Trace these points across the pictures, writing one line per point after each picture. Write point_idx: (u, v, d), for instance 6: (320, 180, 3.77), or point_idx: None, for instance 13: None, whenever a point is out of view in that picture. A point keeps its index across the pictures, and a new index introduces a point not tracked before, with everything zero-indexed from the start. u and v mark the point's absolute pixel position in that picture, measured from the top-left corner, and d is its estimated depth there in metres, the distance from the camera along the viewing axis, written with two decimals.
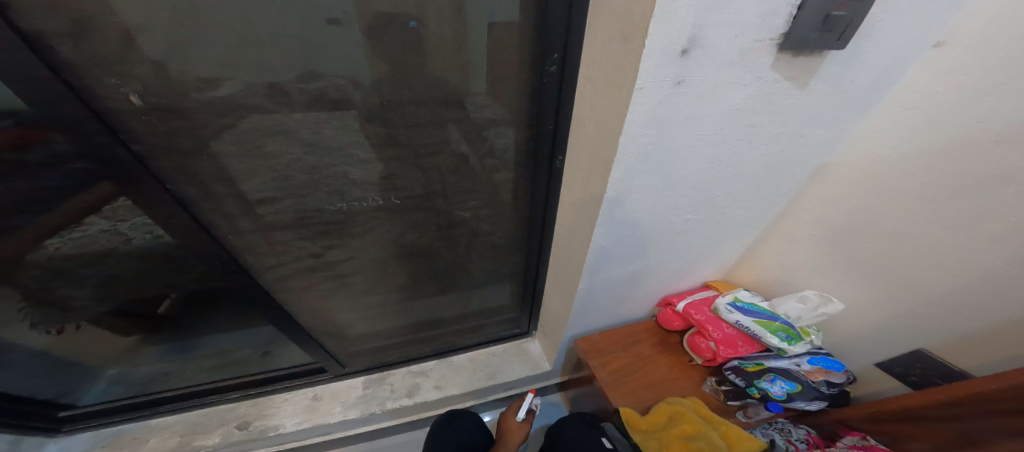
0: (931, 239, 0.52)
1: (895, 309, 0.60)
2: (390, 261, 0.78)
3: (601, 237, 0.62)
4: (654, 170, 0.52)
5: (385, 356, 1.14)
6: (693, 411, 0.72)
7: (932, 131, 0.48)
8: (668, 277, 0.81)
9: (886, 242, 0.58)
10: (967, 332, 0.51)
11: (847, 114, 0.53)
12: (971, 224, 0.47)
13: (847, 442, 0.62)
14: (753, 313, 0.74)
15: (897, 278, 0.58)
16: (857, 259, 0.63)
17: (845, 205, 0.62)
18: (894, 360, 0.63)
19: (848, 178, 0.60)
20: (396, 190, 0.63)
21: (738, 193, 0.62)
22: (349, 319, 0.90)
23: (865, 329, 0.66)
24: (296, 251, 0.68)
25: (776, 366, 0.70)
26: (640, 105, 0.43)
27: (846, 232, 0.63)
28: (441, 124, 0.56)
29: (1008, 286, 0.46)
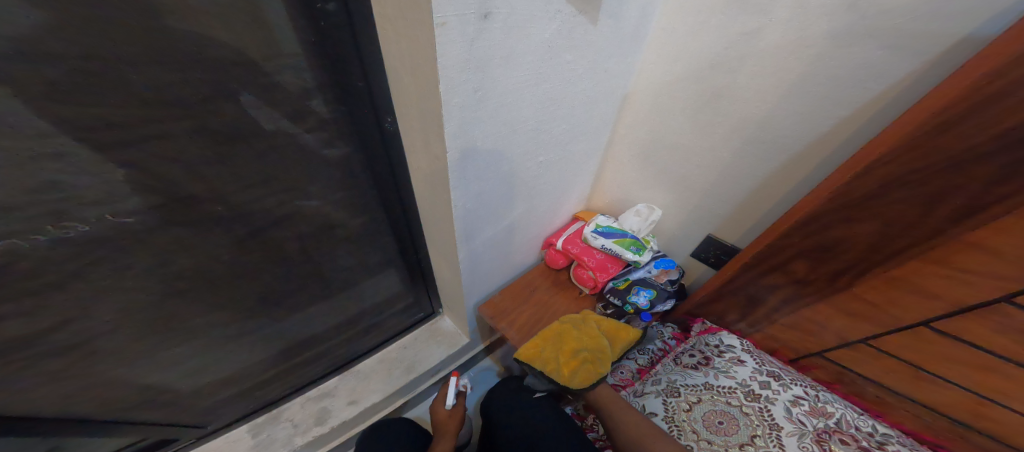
0: (705, 146, 0.63)
1: (690, 205, 0.73)
2: (210, 284, 0.60)
3: (461, 200, 0.58)
4: (490, 118, 0.49)
5: (268, 393, 0.95)
6: (581, 325, 0.80)
7: (686, 60, 0.57)
8: (537, 223, 0.84)
9: (677, 155, 0.68)
10: (727, 213, 0.68)
11: (631, 46, 0.58)
12: (711, 129, 0.61)
13: (697, 330, 0.77)
14: (612, 235, 0.82)
15: (688, 182, 0.70)
16: (661, 170, 0.73)
17: (645, 128, 0.70)
18: (697, 248, 0.78)
19: (642, 105, 0.68)
20: (164, 197, 0.45)
21: (574, 129, 0.64)
22: (185, 368, 0.70)
23: (676, 226, 0.79)
24: (20, 317, 0.45)
25: (637, 277, 0.81)
26: (450, 45, 0.37)
27: (649, 151, 0.72)
28: (202, 96, 0.40)
29: (740, 172, 0.61)
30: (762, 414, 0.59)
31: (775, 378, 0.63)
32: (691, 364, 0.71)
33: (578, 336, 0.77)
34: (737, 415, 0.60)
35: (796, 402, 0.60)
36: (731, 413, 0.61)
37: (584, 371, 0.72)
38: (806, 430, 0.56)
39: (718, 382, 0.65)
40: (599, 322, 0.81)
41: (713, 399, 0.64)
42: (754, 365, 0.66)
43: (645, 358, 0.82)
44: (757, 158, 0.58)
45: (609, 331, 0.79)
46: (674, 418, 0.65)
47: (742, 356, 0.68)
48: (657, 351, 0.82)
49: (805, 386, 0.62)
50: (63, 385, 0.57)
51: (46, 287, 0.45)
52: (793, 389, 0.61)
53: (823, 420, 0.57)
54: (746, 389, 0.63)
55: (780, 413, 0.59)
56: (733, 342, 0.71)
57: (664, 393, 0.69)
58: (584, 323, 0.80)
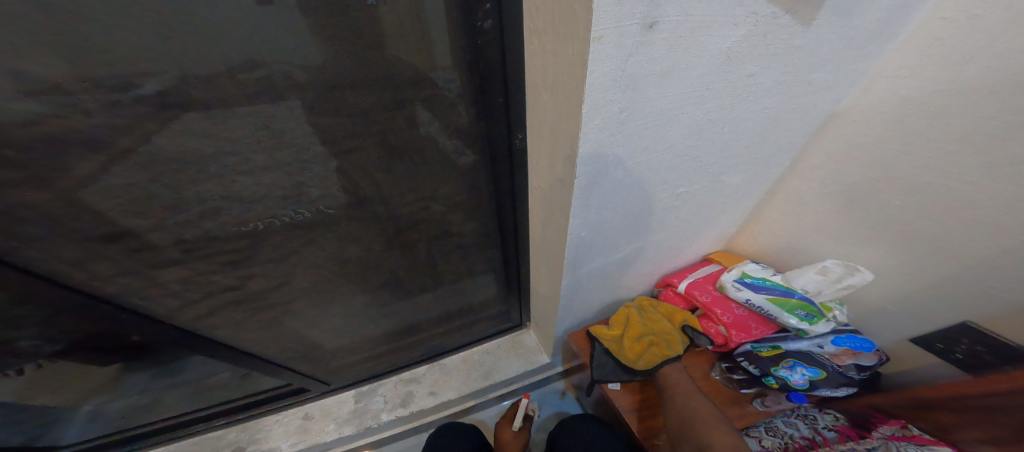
0: (968, 191, 0.43)
1: (934, 278, 0.50)
2: (352, 272, 0.69)
3: (578, 228, 0.53)
4: (634, 140, 0.43)
5: (373, 367, 1.07)
6: (641, 309, 0.78)
7: (981, 65, 0.39)
8: (661, 256, 0.73)
9: (920, 202, 0.48)
10: (1016, 299, 0.43)
11: (863, 53, 0.44)
12: (998, 170, 0.40)
13: (885, 433, 0.55)
14: (766, 289, 0.65)
15: (930, 239, 0.49)
16: (883, 218, 0.53)
17: (863, 155, 0.52)
18: (932, 335, 0.53)
19: (869, 126, 0.50)
20: (334, 195, 0.52)
21: (743, 152, 0.52)
22: (324, 339, 0.83)
23: (896, 299, 0.56)
24: (245, 282, 0.60)
25: (793, 349, 0.62)
26: (605, 63, 0.33)
27: (867, 189, 0.54)
28: (370, 114, 0.45)
29: None
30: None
31: None
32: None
33: (639, 319, 0.75)
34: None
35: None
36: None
37: (651, 353, 0.70)
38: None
39: None
40: (656, 304, 0.78)
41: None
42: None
43: (776, 442, 0.63)
44: None
45: (671, 313, 0.75)
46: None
47: None
48: (798, 439, 0.62)
49: None
50: (256, 336, 0.72)
51: (257, 261, 0.57)
52: None
53: None
54: None
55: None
56: None
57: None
58: (643, 308, 0.78)
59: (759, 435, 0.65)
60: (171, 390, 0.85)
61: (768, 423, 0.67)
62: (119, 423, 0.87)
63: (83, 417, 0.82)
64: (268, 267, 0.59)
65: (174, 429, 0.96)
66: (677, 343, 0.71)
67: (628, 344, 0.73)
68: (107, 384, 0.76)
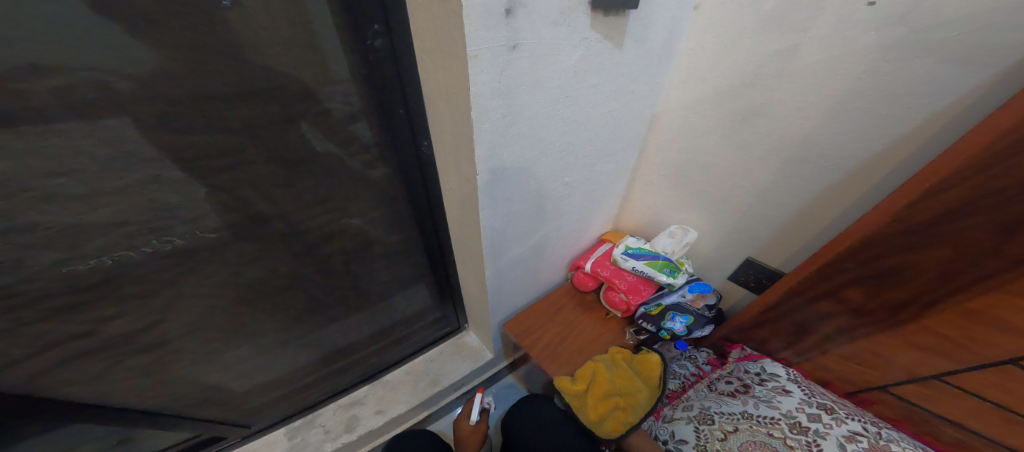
0: (726, 162, 0.61)
1: (726, 228, 0.69)
2: (260, 297, 0.64)
3: (489, 220, 0.59)
4: (519, 140, 0.51)
5: (303, 398, 0.99)
6: (613, 366, 0.78)
7: (716, 79, 0.55)
8: (566, 240, 0.83)
9: (709, 178, 0.65)
10: (771, 237, 0.62)
11: (651, 71, 0.57)
12: (748, 149, 0.57)
13: (735, 356, 0.72)
14: (643, 256, 0.79)
15: (718, 202, 0.67)
16: (693, 192, 0.70)
17: (674, 147, 0.67)
18: (737, 271, 0.72)
19: (674, 126, 0.65)
20: (224, 215, 0.49)
21: (598, 150, 0.64)
22: (235, 374, 0.75)
23: (712, 246, 0.74)
24: (107, 324, 0.51)
25: (671, 303, 0.77)
26: (482, 75, 0.39)
27: (678, 169, 0.69)
28: (265, 125, 0.44)
29: (779, 193, 0.57)
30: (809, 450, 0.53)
31: (828, 411, 0.55)
32: (727, 391, 0.66)
33: (610, 379, 0.76)
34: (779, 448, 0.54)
35: (853, 439, 0.51)
36: (773, 446, 0.55)
37: (615, 418, 0.73)
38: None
39: (757, 411, 0.60)
40: (630, 360, 0.78)
41: (751, 429, 0.58)
42: (802, 396, 0.59)
43: (676, 383, 0.77)
44: (800, 180, 0.53)
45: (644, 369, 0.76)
46: (707, 446, 0.61)
47: (788, 385, 0.61)
48: (688, 377, 0.77)
49: (866, 422, 0.53)
50: (141, 383, 0.63)
51: (131, 298, 0.50)
52: (850, 424, 0.53)
53: None
54: (791, 421, 0.56)
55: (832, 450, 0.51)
56: (779, 370, 0.65)
57: (696, 420, 0.66)
58: (616, 364, 0.78)
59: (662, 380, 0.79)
60: None
61: (669, 368, 0.81)
62: None
63: None
64: (151, 300, 0.52)
65: None
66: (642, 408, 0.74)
67: (594, 404, 0.74)
68: None
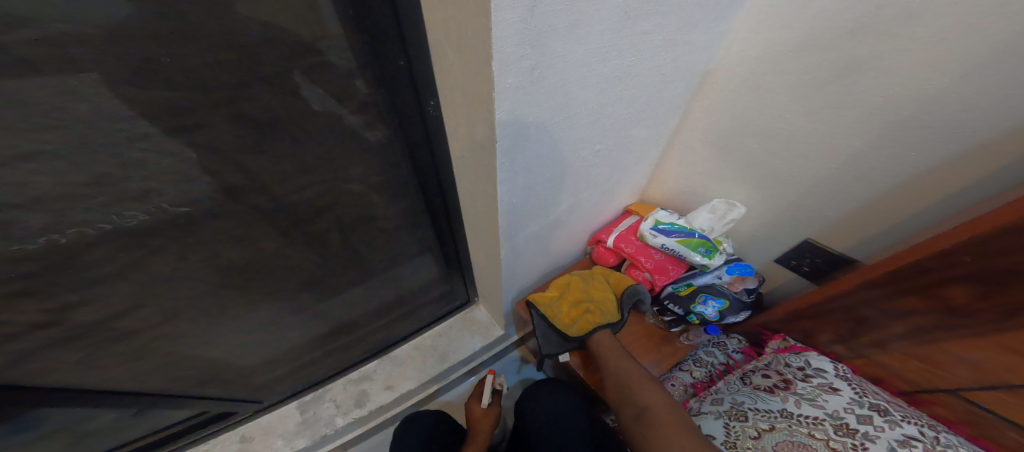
0: (793, 129, 0.51)
1: (783, 206, 0.60)
2: (249, 276, 0.58)
3: (507, 194, 0.51)
4: (547, 99, 0.42)
5: (310, 373, 0.97)
6: (588, 278, 0.79)
7: (800, 26, 0.44)
8: (589, 213, 0.76)
9: (768, 147, 0.56)
10: (839, 216, 0.54)
11: (715, 14, 0.46)
12: (826, 113, 0.47)
13: (774, 347, 0.68)
14: (676, 232, 0.70)
15: (774, 175, 0.58)
16: (745, 163, 0.61)
17: (728, 111, 0.57)
18: (787, 253, 0.65)
19: (731, 85, 0.55)
20: (191, 190, 0.41)
21: (636, 113, 0.55)
22: (232, 352, 0.72)
23: (761, 225, 0.66)
24: (73, 309, 0.46)
25: (703, 284, 0.70)
26: (509, 12, 0.29)
27: (730, 136, 0.60)
28: (228, 85, 0.34)
29: (863, 167, 0.47)
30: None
31: (879, 412, 0.52)
32: (764, 386, 0.63)
33: (583, 288, 0.77)
34: (820, 450, 0.51)
35: (905, 444, 0.48)
36: (813, 446, 0.52)
37: (585, 320, 0.73)
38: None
39: (799, 411, 0.56)
40: (607, 274, 0.79)
41: (790, 429, 0.55)
42: (851, 396, 0.55)
43: (703, 373, 0.76)
44: (904, 151, 0.43)
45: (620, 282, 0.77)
46: (738, 444, 0.58)
47: (837, 383, 0.57)
48: (717, 366, 0.76)
49: (922, 426, 0.49)
50: (130, 366, 0.59)
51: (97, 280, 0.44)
52: (904, 428, 0.49)
53: None
54: (837, 422, 0.53)
55: None
56: (826, 366, 0.60)
57: (727, 416, 0.63)
58: (592, 276, 0.79)
59: (690, 368, 0.77)
60: None
61: (695, 355, 0.79)
62: None
63: None
64: (122, 279, 0.46)
65: None
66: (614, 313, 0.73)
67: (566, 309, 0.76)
68: None
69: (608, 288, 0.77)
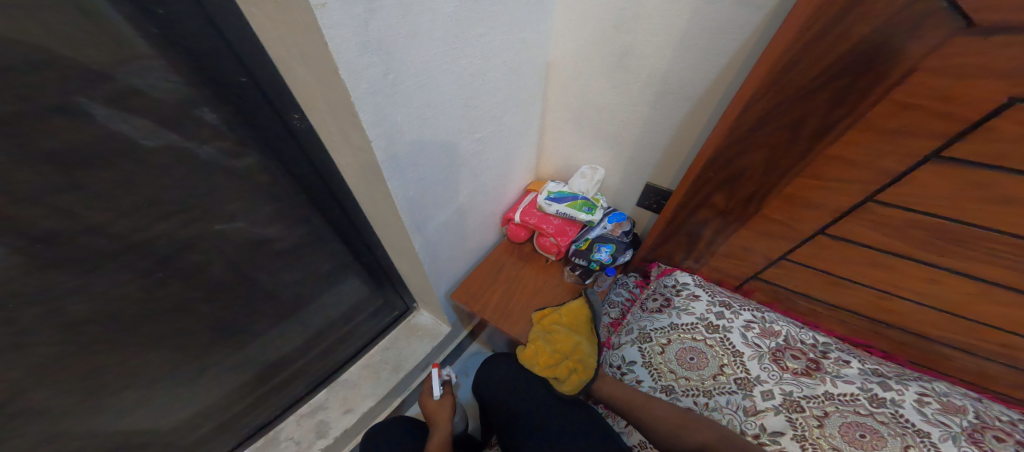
0: (613, 102, 0.66)
1: (626, 160, 0.75)
2: (137, 324, 0.55)
3: (401, 189, 0.58)
4: (409, 100, 0.49)
5: (246, 423, 0.91)
6: (547, 333, 0.82)
7: (593, 22, 0.58)
8: (491, 197, 0.85)
9: (605, 117, 0.70)
10: (658, 161, 0.70)
11: (532, 17, 0.58)
12: (627, 86, 0.62)
13: (655, 272, 0.85)
14: (565, 199, 0.84)
15: (614, 138, 0.73)
16: (595, 132, 0.75)
17: (571, 91, 0.70)
18: (642, 198, 0.80)
19: (566, 72, 0.68)
20: (39, 235, 0.40)
21: (504, 101, 0.65)
22: (142, 410, 0.67)
23: (619, 180, 0.82)
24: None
25: (596, 236, 0.85)
26: (342, 28, 0.35)
27: (579, 112, 0.73)
28: (59, 114, 0.35)
29: (659, 123, 0.63)
30: (724, 344, 0.68)
31: (728, 307, 0.72)
32: (655, 309, 0.79)
33: (552, 346, 0.81)
34: (704, 348, 0.69)
35: (749, 327, 0.69)
36: (697, 346, 0.70)
37: (574, 379, 0.78)
38: (763, 351, 0.66)
39: (681, 320, 0.74)
40: (558, 321, 0.83)
41: (681, 338, 0.72)
42: (708, 298, 0.74)
43: (616, 311, 0.89)
44: (671, 109, 0.60)
45: (572, 320, 0.83)
46: (652, 362, 0.73)
47: (697, 290, 0.76)
48: (624, 302, 0.90)
49: (754, 310, 0.72)
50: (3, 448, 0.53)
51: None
52: (744, 315, 0.71)
53: (774, 339, 0.68)
54: (706, 322, 0.72)
55: (737, 339, 0.68)
56: (688, 279, 0.79)
57: (638, 340, 0.76)
58: (550, 331, 0.82)
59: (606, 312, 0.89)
60: None
61: (608, 298, 0.92)
62: None
63: None
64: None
65: None
66: (589, 355, 0.79)
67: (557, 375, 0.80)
68: None
69: (567, 334, 0.81)
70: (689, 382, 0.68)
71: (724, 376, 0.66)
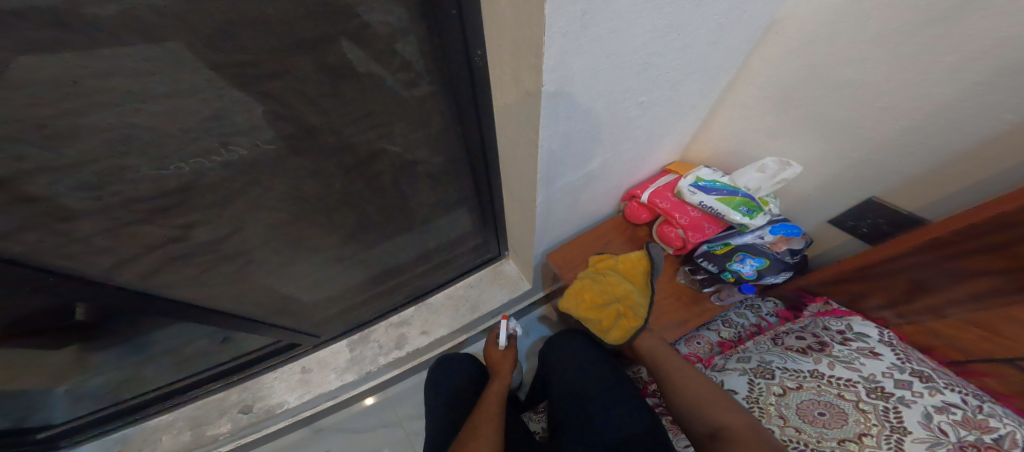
0: (875, 83, 0.45)
1: (847, 161, 0.55)
2: (307, 223, 0.63)
3: (547, 139, 0.52)
4: (594, 44, 0.41)
5: (355, 316, 1.05)
6: (599, 276, 0.79)
7: None
8: (626, 168, 0.74)
9: (836, 97, 0.50)
10: (909, 173, 0.49)
11: None
12: (915, 61, 0.40)
13: (814, 310, 0.67)
14: (715, 190, 0.68)
15: (849, 128, 0.51)
16: (807, 114, 0.55)
17: (800, 61, 0.50)
18: (846, 215, 0.61)
19: (799, 30, 0.48)
20: (266, 142, 0.44)
21: (687, 58, 0.51)
22: (301, 289, 0.81)
23: (816, 186, 0.62)
24: (172, 243, 0.52)
25: (741, 243, 0.68)
26: None
27: (798, 88, 0.53)
28: (305, 40, 0.36)
29: (955, 122, 0.41)
30: (881, 413, 0.50)
31: (920, 380, 0.51)
32: (798, 347, 0.63)
33: (601, 288, 0.78)
34: (848, 409, 0.52)
35: (941, 409, 0.48)
36: (839, 407, 0.53)
37: (620, 325, 0.75)
38: (945, 441, 0.45)
39: (831, 371, 0.57)
40: (612, 267, 0.79)
41: (819, 389, 0.56)
42: (892, 361, 0.54)
43: (731, 332, 0.75)
44: (1005, 98, 0.36)
45: (627, 270, 0.79)
46: (760, 400, 0.60)
47: (879, 348, 0.57)
48: (748, 327, 0.75)
49: (966, 394, 0.48)
50: (220, 295, 0.68)
51: (189, 220, 0.50)
52: (946, 395, 0.49)
53: (978, 433, 0.44)
54: (872, 385, 0.53)
55: (911, 417, 0.48)
56: (869, 331, 0.59)
57: (752, 372, 0.64)
58: (602, 274, 0.79)
59: (717, 328, 0.77)
60: (148, 361, 0.81)
61: (725, 315, 0.78)
62: (121, 386, 0.85)
63: (64, 391, 0.78)
64: (211, 219, 0.51)
65: (183, 394, 0.97)
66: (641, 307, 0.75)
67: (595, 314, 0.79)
68: (93, 355, 0.72)
69: (621, 281, 0.78)
70: (799, 436, 0.53)
71: (858, 447, 0.48)
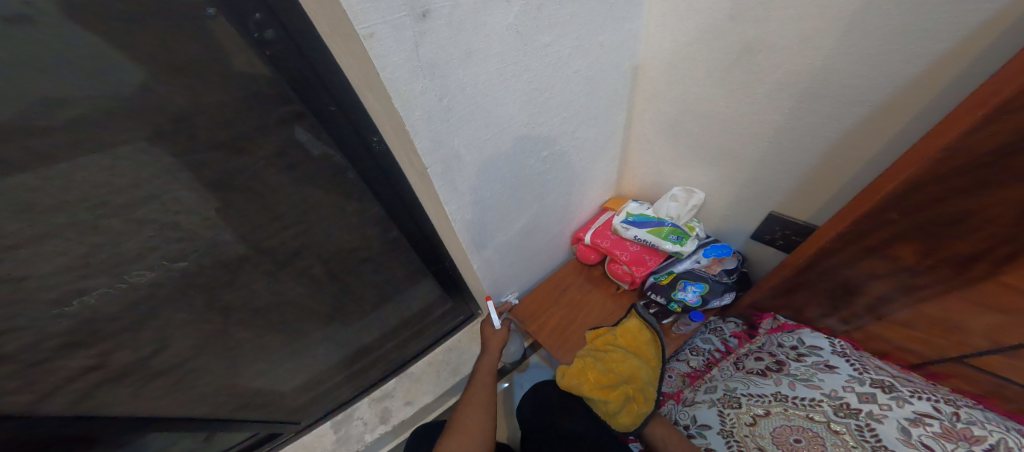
0: (726, 111, 0.52)
1: (740, 180, 0.59)
2: (252, 317, 0.64)
3: (459, 212, 0.55)
4: (470, 123, 0.45)
5: (333, 398, 1.02)
6: (600, 353, 0.69)
7: (697, 16, 0.46)
8: (562, 214, 0.77)
9: (713, 126, 0.55)
10: (791, 185, 0.53)
11: (618, 21, 0.48)
12: (750, 90, 0.47)
13: (767, 327, 0.66)
14: (645, 223, 0.70)
15: (722, 152, 0.57)
16: (698, 144, 0.59)
17: (668, 99, 0.57)
18: (760, 229, 0.63)
19: (660, 75, 0.56)
20: (182, 249, 0.47)
21: (576, 115, 0.56)
22: (261, 381, 0.79)
23: (729, 205, 0.65)
24: (111, 356, 0.53)
25: (682, 271, 0.69)
26: (393, 55, 0.33)
27: (680, 124, 0.59)
28: (193, 156, 0.40)
29: (800, 138, 0.47)
30: (859, 434, 0.46)
31: (883, 390, 0.48)
32: (757, 370, 0.60)
33: (602, 365, 0.67)
34: (821, 432, 0.48)
35: (916, 422, 0.44)
36: (812, 429, 0.49)
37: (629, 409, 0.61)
38: None
39: (794, 392, 0.53)
40: (614, 341, 0.70)
41: (786, 412, 0.52)
42: (850, 373, 0.52)
43: (699, 361, 0.72)
44: (818, 117, 0.44)
45: (631, 344, 0.69)
46: (734, 432, 0.54)
47: (834, 361, 0.55)
48: (712, 353, 0.72)
49: (938, 401, 0.46)
50: (175, 399, 0.68)
51: (122, 331, 0.51)
52: (915, 404, 0.46)
53: (965, 446, 0.41)
54: (837, 402, 0.50)
55: (889, 435, 0.45)
56: (821, 343, 0.58)
57: (720, 403, 0.59)
58: (602, 351, 0.69)
59: (684, 358, 0.74)
60: None
61: (692, 343, 0.76)
62: None
63: None
64: (147, 326, 0.53)
65: None
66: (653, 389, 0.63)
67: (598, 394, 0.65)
68: None
69: (626, 356, 0.67)
70: None
71: None
